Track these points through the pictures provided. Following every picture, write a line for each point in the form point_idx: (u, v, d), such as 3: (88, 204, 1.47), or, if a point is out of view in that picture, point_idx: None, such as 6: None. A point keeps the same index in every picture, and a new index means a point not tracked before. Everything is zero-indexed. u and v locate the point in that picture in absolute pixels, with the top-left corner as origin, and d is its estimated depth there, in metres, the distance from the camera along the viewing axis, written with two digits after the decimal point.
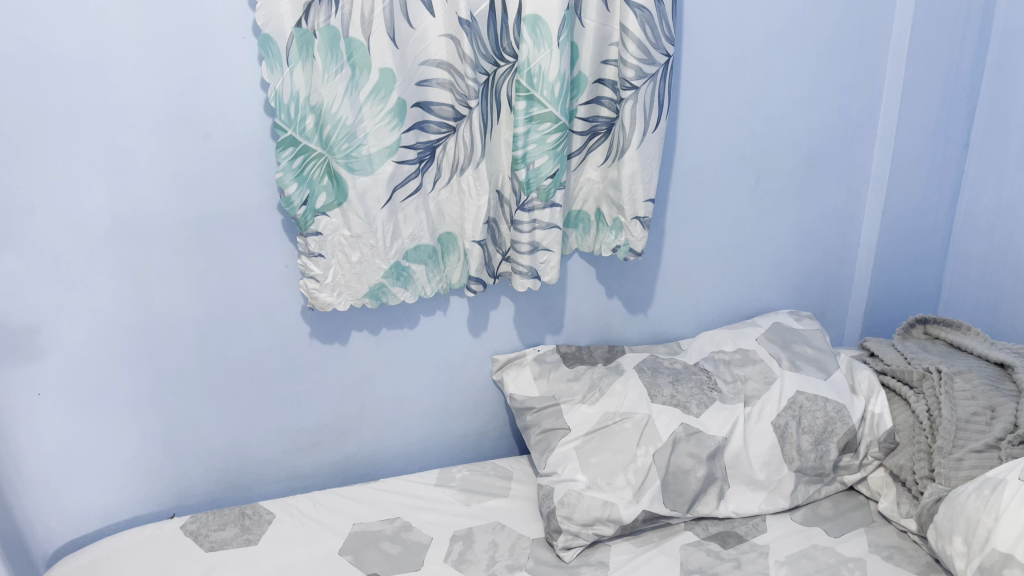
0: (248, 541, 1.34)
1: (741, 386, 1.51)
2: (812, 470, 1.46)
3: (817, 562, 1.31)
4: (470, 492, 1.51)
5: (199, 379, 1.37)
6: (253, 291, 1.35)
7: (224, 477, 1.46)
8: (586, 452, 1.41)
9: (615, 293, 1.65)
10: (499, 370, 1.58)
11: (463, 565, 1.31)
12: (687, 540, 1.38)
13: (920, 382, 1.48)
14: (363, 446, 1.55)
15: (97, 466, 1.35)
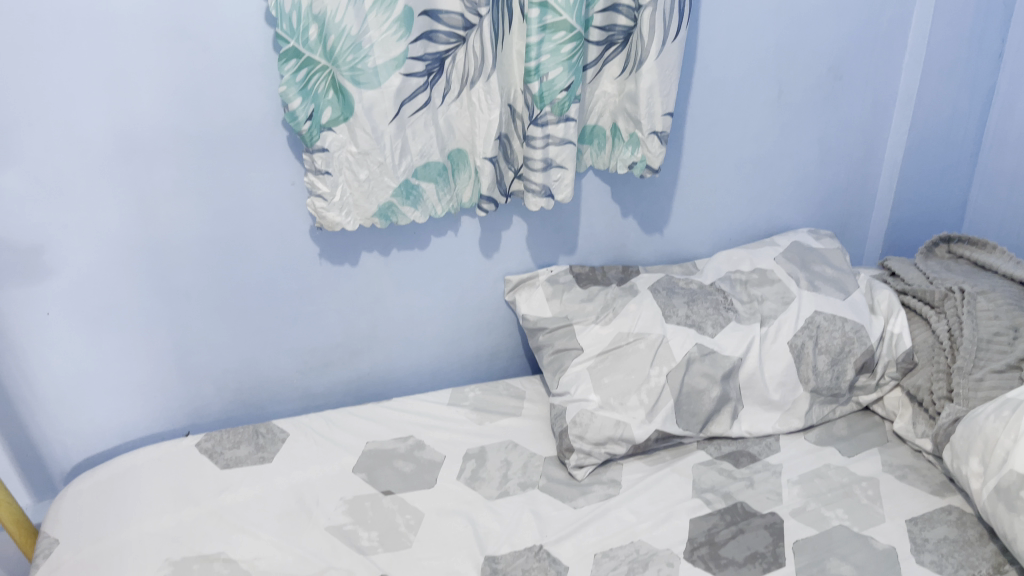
0: (262, 459, 1.35)
1: (758, 306, 1.48)
2: (828, 391, 1.44)
3: (830, 482, 1.32)
4: (482, 410, 1.51)
5: (209, 299, 1.36)
6: (259, 210, 1.32)
7: (237, 396, 1.46)
8: (599, 372, 1.40)
9: (630, 213, 1.61)
10: (512, 291, 1.56)
11: (476, 483, 1.33)
12: (699, 459, 1.38)
13: (942, 302, 1.46)
14: (375, 366, 1.55)
15: (111, 386, 1.36)
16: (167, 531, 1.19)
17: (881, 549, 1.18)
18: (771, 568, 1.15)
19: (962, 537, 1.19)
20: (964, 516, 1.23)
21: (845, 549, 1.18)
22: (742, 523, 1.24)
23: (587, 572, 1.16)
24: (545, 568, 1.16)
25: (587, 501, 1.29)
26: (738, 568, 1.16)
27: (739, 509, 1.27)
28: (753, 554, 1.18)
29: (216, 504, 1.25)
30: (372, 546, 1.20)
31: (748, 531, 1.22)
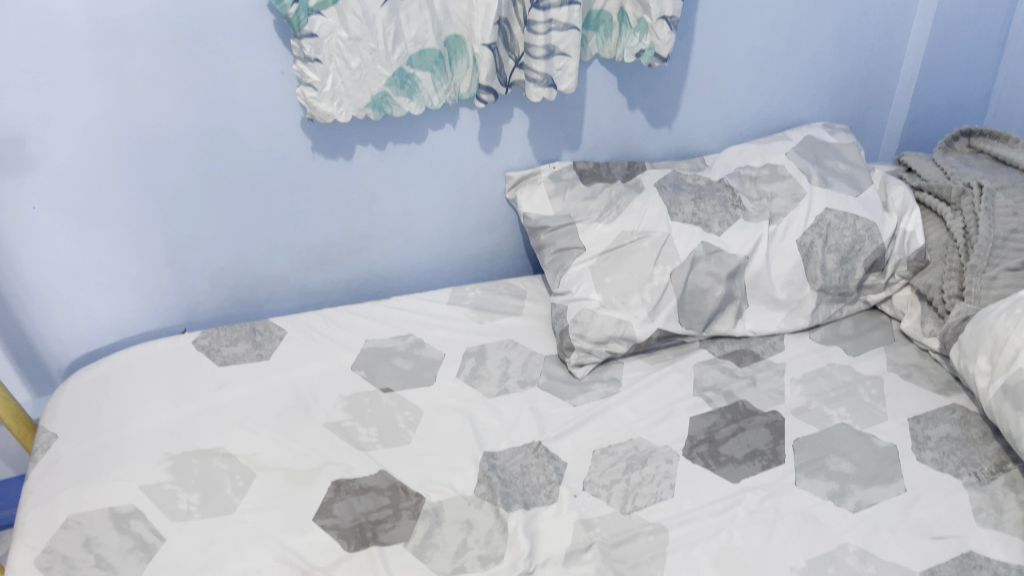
0: (260, 356, 1.34)
1: (767, 203, 1.42)
2: (835, 290, 1.41)
3: (833, 381, 1.30)
4: (482, 309, 1.49)
5: (200, 194, 1.32)
6: (249, 101, 1.27)
7: (233, 294, 1.44)
8: (601, 271, 1.37)
9: (637, 105, 1.55)
10: (513, 189, 1.52)
11: (476, 380, 1.32)
12: (701, 358, 1.36)
13: (959, 198, 1.40)
14: (374, 264, 1.52)
15: (104, 282, 1.34)
16: (165, 427, 1.19)
17: (881, 448, 1.18)
18: (770, 466, 1.17)
19: (965, 435, 1.19)
20: (968, 415, 1.23)
21: (845, 447, 1.19)
22: (743, 421, 1.24)
23: (585, 468, 1.17)
24: (543, 464, 1.17)
25: (587, 399, 1.29)
26: (736, 465, 1.17)
27: (739, 407, 1.26)
28: (753, 451, 1.19)
29: (213, 400, 1.25)
30: (370, 442, 1.21)
31: (748, 429, 1.22)
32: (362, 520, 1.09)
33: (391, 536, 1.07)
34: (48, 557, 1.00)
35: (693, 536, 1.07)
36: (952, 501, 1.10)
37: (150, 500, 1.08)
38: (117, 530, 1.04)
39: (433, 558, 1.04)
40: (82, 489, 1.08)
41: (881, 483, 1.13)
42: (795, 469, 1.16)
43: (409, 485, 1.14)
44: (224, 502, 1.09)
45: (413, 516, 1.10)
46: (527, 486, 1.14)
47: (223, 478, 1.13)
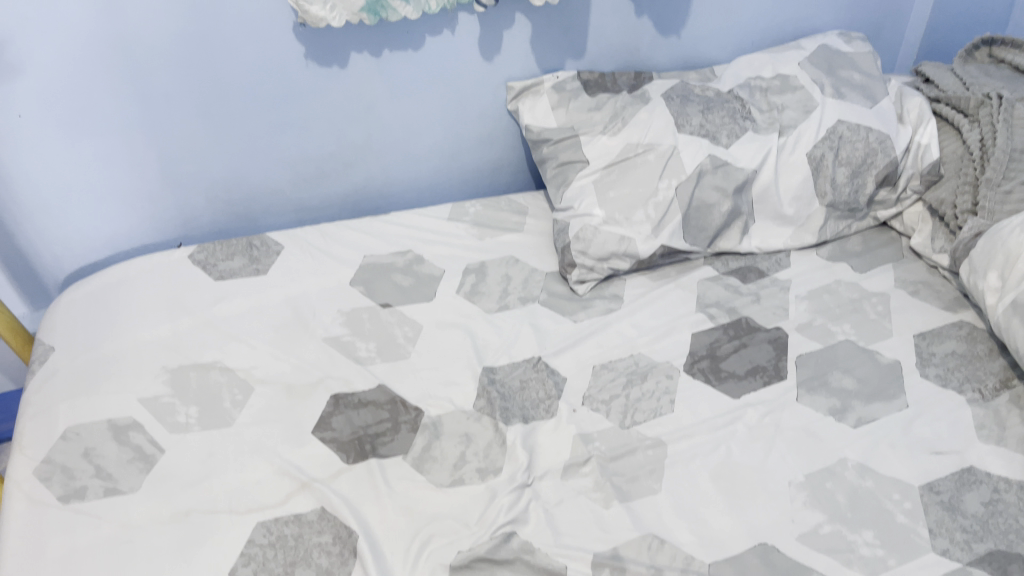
0: (257, 271, 1.32)
1: (778, 115, 1.37)
2: (845, 206, 1.37)
3: (839, 298, 1.28)
4: (483, 226, 1.46)
5: (190, 104, 1.28)
6: (238, 7, 1.21)
7: (229, 208, 1.42)
8: (604, 186, 1.33)
9: (644, 12, 1.48)
10: (515, 100, 1.47)
11: (476, 297, 1.30)
12: (705, 275, 1.34)
13: (977, 110, 1.35)
14: (372, 179, 1.49)
15: (97, 195, 1.31)
16: (162, 341, 1.18)
17: (885, 364, 1.17)
18: (772, 382, 1.16)
19: (971, 352, 1.18)
20: (975, 332, 1.21)
21: (849, 363, 1.17)
22: (745, 338, 1.22)
23: (585, 384, 1.16)
24: (542, 379, 1.17)
25: (588, 315, 1.27)
26: (738, 381, 1.16)
27: (742, 323, 1.24)
28: (754, 367, 1.18)
29: (211, 315, 1.23)
30: (370, 357, 1.20)
31: (750, 346, 1.21)
32: (361, 433, 1.09)
33: (390, 449, 1.07)
34: (47, 467, 1.00)
35: (692, 451, 1.07)
36: (954, 417, 1.09)
37: (148, 412, 1.08)
38: (116, 441, 1.04)
39: (431, 470, 1.05)
40: (80, 401, 1.08)
41: (883, 399, 1.12)
42: (796, 386, 1.15)
43: (409, 399, 1.14)
44: (222, 416, 1.09)
45: (412, 430, 1.10)
46: (526, 400, 1.14)
47: (222, 392, 1.12)
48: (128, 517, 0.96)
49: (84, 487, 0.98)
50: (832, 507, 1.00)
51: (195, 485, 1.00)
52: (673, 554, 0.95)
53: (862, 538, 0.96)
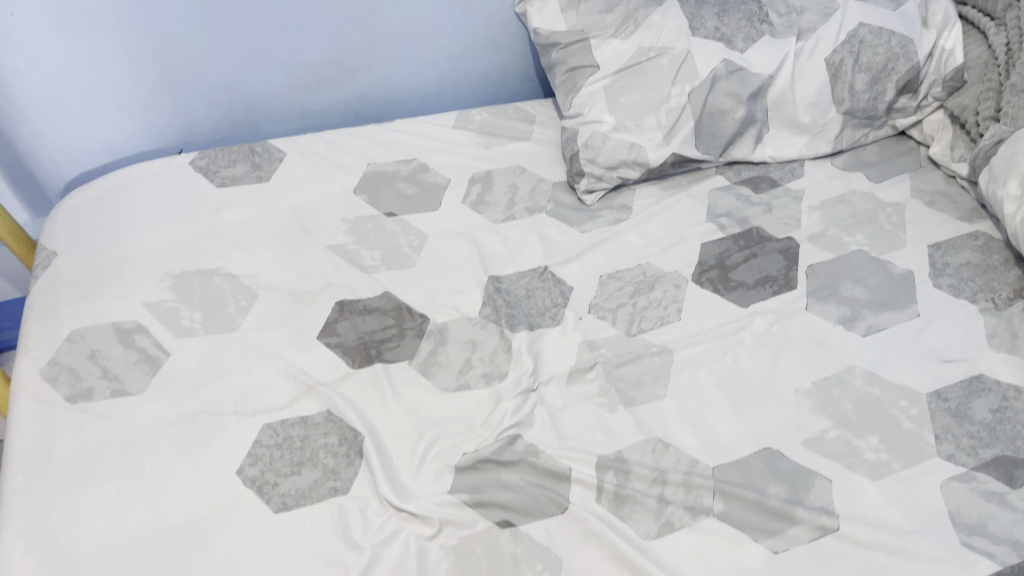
0: (259, 179, 1.29)
1: (796, 19, 1.31)
2: (862, 113, 1.33)
3: (852, 209, 1.25)
4: (490, 134, 1.42)
5: (187, 4, 1.23)
6: None
7: (230, 114, 1.39)
8: (615, 91, 1.29)
9: None
10: (523, 2, 1.41)
11: (482, 207, 1.28)
12: (717, 185, 1.31)
13: (1004, 12, 1.30)
14: (375, 85, 1.45)
15: (94, 98, 1.28)
16: (165, 247, 1.17)
17: (898, 274, 1.15)
18: (781, 291, 1.14)
19: (986, 262, 1.16)
20: (991, 242, 1.18)
21: (860, 273, 1.16)
22: (755, 248, 1.20)
23: (592, 292, 1.15)
24: (549, 288, 1.15)
25: (596, 226, 1.25)
26: (747, 290, 1.14)
27: (753, 233, 1.22)
28: (764, 277, 1.16)
29: (213, 222, 1.22)
30: (374, 265, 1.18)
31: (761, 256, 1.19)
32: (367, 338, 1.08)
33: (395, 355, 1.07)
34: (53, 368, 1.01)
35: (699, 358, 1.06)
36: (965, 326, 1.08)
37: (152, 317, 1.08)
38: (121, 343, 1.04)
39: (437, 375, 1.05)
40: (84, 305, 1.08)
41: (894, 309, 1.11)
42: (807, 295, 1.13)
43: (414, 307, 1.13)
44: (226, 321, 1.09)
45: (417, 336, 1.09)
46: (532, 308, 1.13)
47: (226, 298, 1.12)
48: (135, 418, 0.97)
49: (91, 388, 0.99)
50: (838, 414, 0.99)
51: (201, 388, 1.01)
52: (678, 457, 0.95)
53: (867, 443, 0.96)
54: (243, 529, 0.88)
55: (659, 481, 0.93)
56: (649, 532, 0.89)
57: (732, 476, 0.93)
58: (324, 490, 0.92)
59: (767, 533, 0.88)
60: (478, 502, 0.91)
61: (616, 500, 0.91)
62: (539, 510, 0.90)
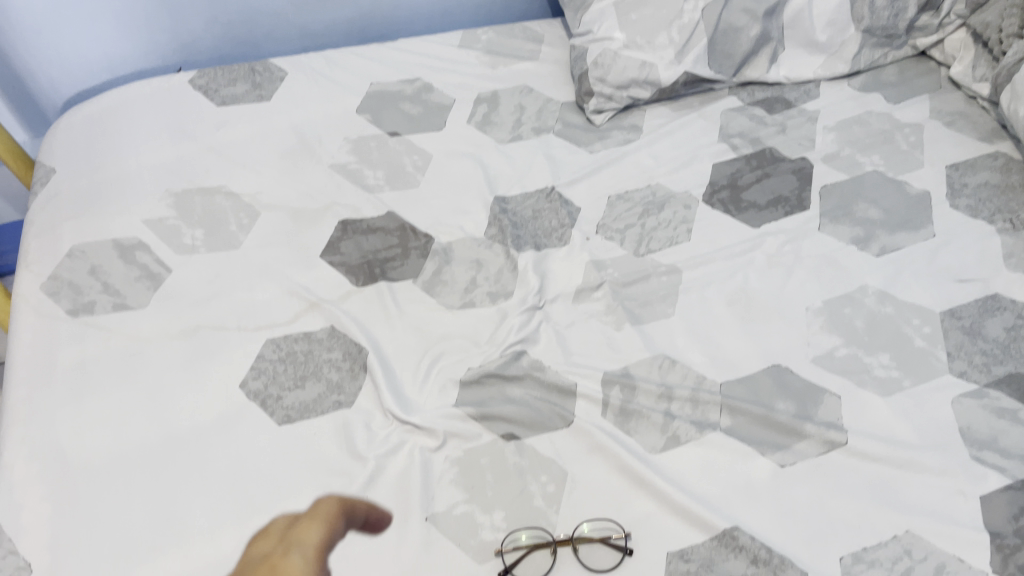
0: (260, 98, 1.27)
1: None
2: (882, 32, 1.29)
3: (869, 129, 1.22)
4: (496, 55, 1.38)
5: None
6: None
7: (229, 32, 1.35)
8: (626, 8, 1.25)
9: None
10: None
11: (488, 127, 1.24)
12: (730, 106, 1.27)
13: None
14: (378, 3, 1.41)
15: (90, 13, 1.24)
16: (166, 164, 1.15)
17: (914, 195, 1.13)
18: (794, 212, 1.12)
19: (1005, 183, 1.13)
20: (1011, 162, 1.15)
21: (875, 193, 1.13)
22: (768, 169, 1.17)
23: (600, 212, 1.12)
24: (555, 209, 1.12)
25: (605, 146, 1.21)
26: (759, 211, 1.12)
27: (766, 154, 1.19)
28: (776, 198, 1.13)
29: (213, 141, 1.19)
30: (378, 185, 1.15)
31: (773, 176, 1.16)
32: (370, 257, 1.06)
33: (399, 274, 1.05)
34: (54, 283, 1.00)
35: (709, 277, 1.04)
36: (981, 246, 1.06)
37: (153, 233, 1.06)
38: (123, 259, 1.03)
39: (442, 294, 1.03)
40: (84, 221, 1.06)
41: (909, 229, 1.08)
42: (820, 216, 1.11)
43: (418, 227, 1.10)
44: (228, 238, 1.07)
45: (422, 256, 1.07)
46: (539, 229, 1.10)
47: (227, 215, 1.10)
48: (137, 331, 0.96)
49: (92, 302, 0.98)
50: (848, 332, 0.98)
51: (203, 304, 1.00)
52: (685, 374, 0.94)
53: (877, 361, 0.95)
54: (246, 440, 0.88)
55: (666, 396, 0.92)
56: (654, 445, 0.88)
57: (740, 393, 0.92)
58: (329, 403, 0.91)
59: (774, 447, 0.87)
60: (483, 416, 0.90)
61: (622, 414, 0.91)
62: (543, 424, 0.90)
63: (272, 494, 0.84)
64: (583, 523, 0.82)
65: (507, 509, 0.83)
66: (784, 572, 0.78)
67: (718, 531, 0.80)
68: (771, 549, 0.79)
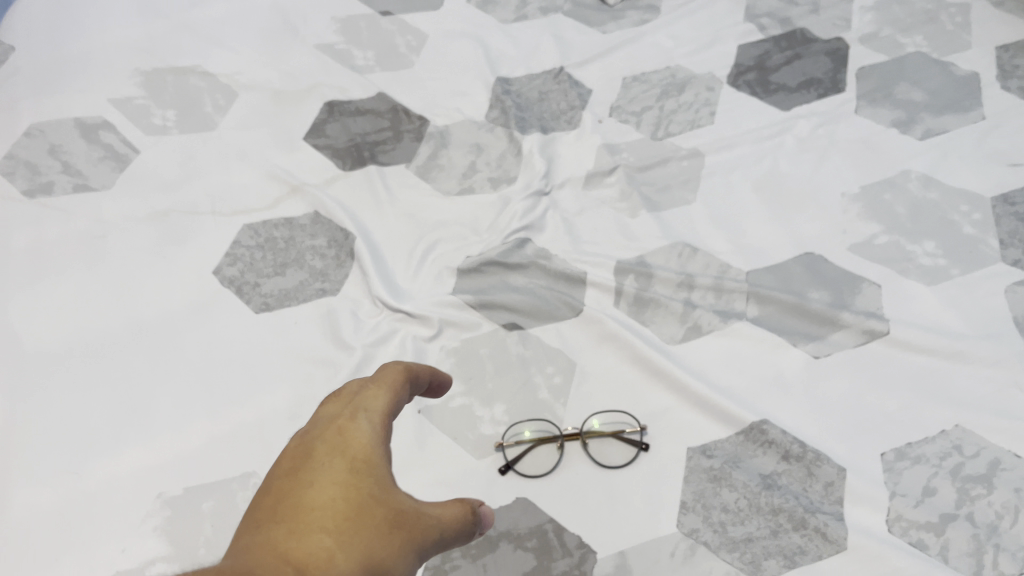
0: None
1: None
2: None
3: (911, 9, 1.10)
4: None
5: None
6: None
7: None
8: None
9: None
10: None
11: (490, 8, 1.13)
12: None
13: None
14: None
15: None
16: (135, 43, 1.04)
17: (960, 76, 1.02)
18: (828, 95, 1.01)
19: None
20: None
21: (918, 75, 1.02)
22: (799, 50, 1.06)
23: (614, 95, 1.01)
24: (564, 91, 1.01)
25: (618, 27, 1.10)
26: (788, 94, 1.01)
27: (797, 36, 1.08)
28: (808, 80, 1.02)
29: (188, 19, 1.08)
30: (368, 66, 1.05)
31: (805, 58, 1.05)
32: (359, 140, 0.96)
33: (390, 159, 0.94)
34: (9, 163, 0.90)
35: (734, 161, 0.94)
36: None
37: (119, 113, 0.96)
38: (85, 139, 0.93)
39: (437, 179, 0.93)
40: (44, 100, 0.96)
41: (956, 111, 0.98)
42: (856, 98, 1.00)
43: (412, 108, 0.99)
44: (202, 119, 0.97)
45: (416, 139, 0.96)
46: (546, 112, 0.99)
47: (202, 96, 0.99)
48: (101, 214, 0.87)
49: (51, 183, 0.89)
50: (889, 218, 0.88)
51: (174, 187, 0.90)
52: (708, 262, 0.85)
53: (922, 248, 0.85)
54: (220, 329, 0.79)
55: (686, 285, 0.83)
56: (673, 336, 0.79)
57: (770, 282, 0.83)
58: (311, 291, 0.82)
59: (806, 337, 0.78)
60: (482, 304, 0.81)
61: (637, 304, 0.82)
62: (550, 314, 0.81)
63: (248, 386, 0.75)
64: (593, 417, 0.73)
65: (508, 402, 0.75)
66: (820, 468, 0.69)
67: (746, 425, 0.72)
68: (805, 445, 0.71)
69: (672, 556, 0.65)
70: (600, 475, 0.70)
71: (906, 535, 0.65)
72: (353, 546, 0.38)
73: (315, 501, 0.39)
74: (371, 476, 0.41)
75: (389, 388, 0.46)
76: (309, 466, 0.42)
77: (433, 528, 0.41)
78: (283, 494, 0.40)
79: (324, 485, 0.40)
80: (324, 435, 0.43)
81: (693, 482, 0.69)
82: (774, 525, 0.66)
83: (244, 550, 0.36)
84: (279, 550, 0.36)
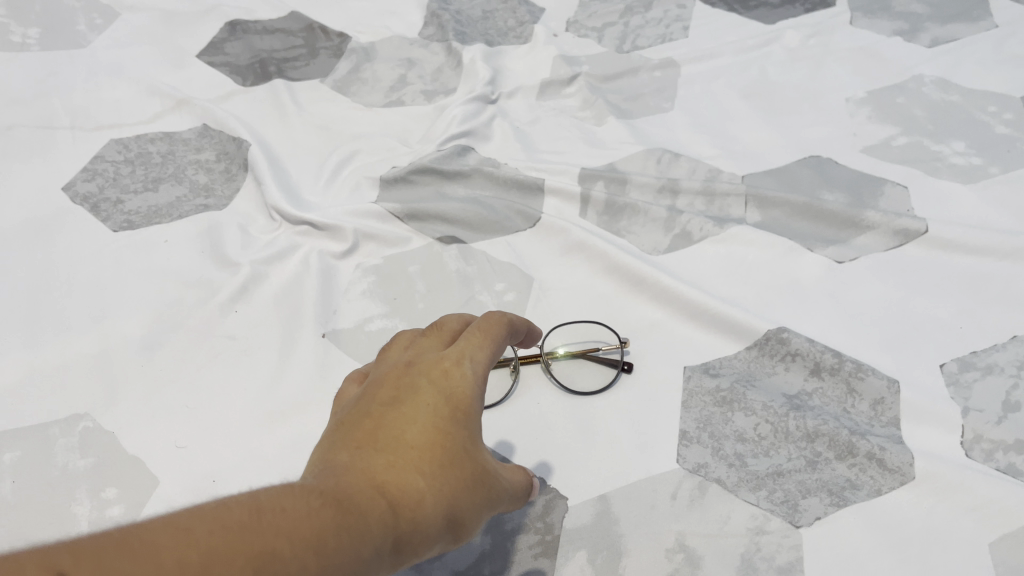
0: None
1: None
2: None
3: None
4: None
5: None
6: None
7: None
8: None
9: None
10: None
11: None
12: None
13: None
14: None
15: None
16: None
17: None
18: (816, 8, 0.87)
19: None
20: None
21: None
22: None
23: (571, 12, 0.87)
24: (512, 9, 0.87)
25: None
26: (770, 10, 0.88)
27: None
28: None
29: None
30: None
31: None
32: (264, 56, 0.79)
33: (301, 75, 0.78)
34: None
35: (714, 72, 0.79)
36: None
37: None
38: None
39: (359, 93, 0.76)
40: None
41: (964, 21, 0.84)
42: (849, 10, 0.87)
43: (331, 27, 0.83)
44: (74, 38, 0.80)
45: (334, 55, 0.80)
46: (491, 29, 0.85)
47: (75, 15, 0.83)
48: None
49: None
50: (906, 121, 0.73)
51: (27, 102, 0.72)
52: (693, 168, 0.68)
53: (950, 148, 0.70)
54: (64, 248, 0.60)
55: (669, 191, 0.66)
56: (656, 246, 0.62)
57: (771, 185, 0.67)
58: (190, 207, 0.64)
59: (824, 241, 0.62)
60: (412, 215, 0.64)
61: (609, 212, 0.65)
62: (499, 226, 0.63)
63: (92, 312, 0.56)
64: (556, 335, 0.55)
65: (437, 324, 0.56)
66: (863, 383, 0.51)
67: (759, 335, 0.54)
68: (840, 354, 0.53)
69: (674, 499, 0.46)
70: (567, 404, 0.51)
71: (990, 461, 0.47)
72: (446, 491, 0.31)
73: (408, 440, 0.32)
74: (468, 427, 0.34)
75: (495, 342, 0.37)
76: (406, 396, 0.34)
77: (508, 493, 0.35)
78: (378, 418, 0.33)
79: (422, 421, 0.33)
80: (429, 369, 0.35)
81: (694, 407, 0.51)
82: (811, 455, 0.48)
83: (337, 468, 0.30)
84: (376, 479, 0.29)
